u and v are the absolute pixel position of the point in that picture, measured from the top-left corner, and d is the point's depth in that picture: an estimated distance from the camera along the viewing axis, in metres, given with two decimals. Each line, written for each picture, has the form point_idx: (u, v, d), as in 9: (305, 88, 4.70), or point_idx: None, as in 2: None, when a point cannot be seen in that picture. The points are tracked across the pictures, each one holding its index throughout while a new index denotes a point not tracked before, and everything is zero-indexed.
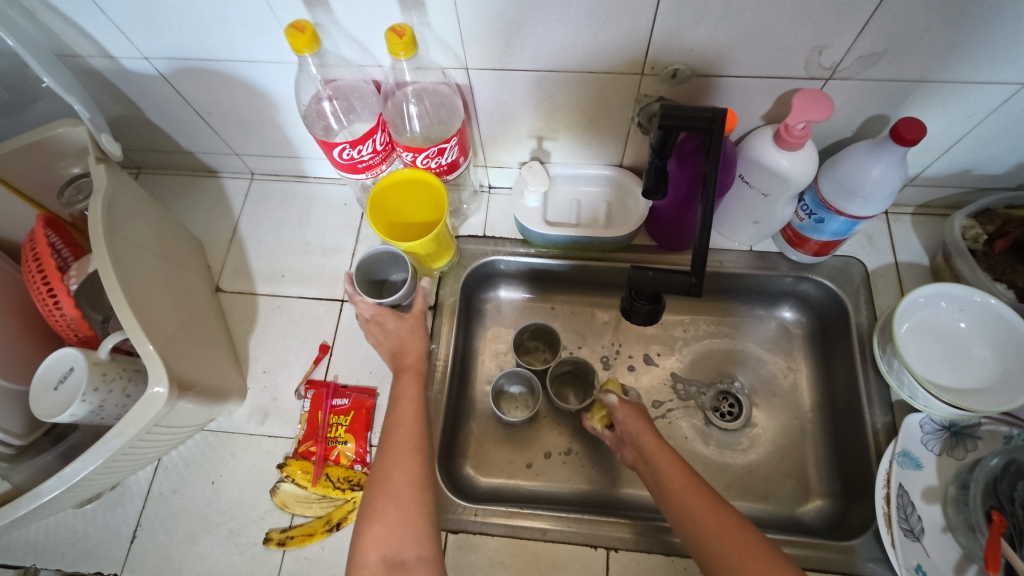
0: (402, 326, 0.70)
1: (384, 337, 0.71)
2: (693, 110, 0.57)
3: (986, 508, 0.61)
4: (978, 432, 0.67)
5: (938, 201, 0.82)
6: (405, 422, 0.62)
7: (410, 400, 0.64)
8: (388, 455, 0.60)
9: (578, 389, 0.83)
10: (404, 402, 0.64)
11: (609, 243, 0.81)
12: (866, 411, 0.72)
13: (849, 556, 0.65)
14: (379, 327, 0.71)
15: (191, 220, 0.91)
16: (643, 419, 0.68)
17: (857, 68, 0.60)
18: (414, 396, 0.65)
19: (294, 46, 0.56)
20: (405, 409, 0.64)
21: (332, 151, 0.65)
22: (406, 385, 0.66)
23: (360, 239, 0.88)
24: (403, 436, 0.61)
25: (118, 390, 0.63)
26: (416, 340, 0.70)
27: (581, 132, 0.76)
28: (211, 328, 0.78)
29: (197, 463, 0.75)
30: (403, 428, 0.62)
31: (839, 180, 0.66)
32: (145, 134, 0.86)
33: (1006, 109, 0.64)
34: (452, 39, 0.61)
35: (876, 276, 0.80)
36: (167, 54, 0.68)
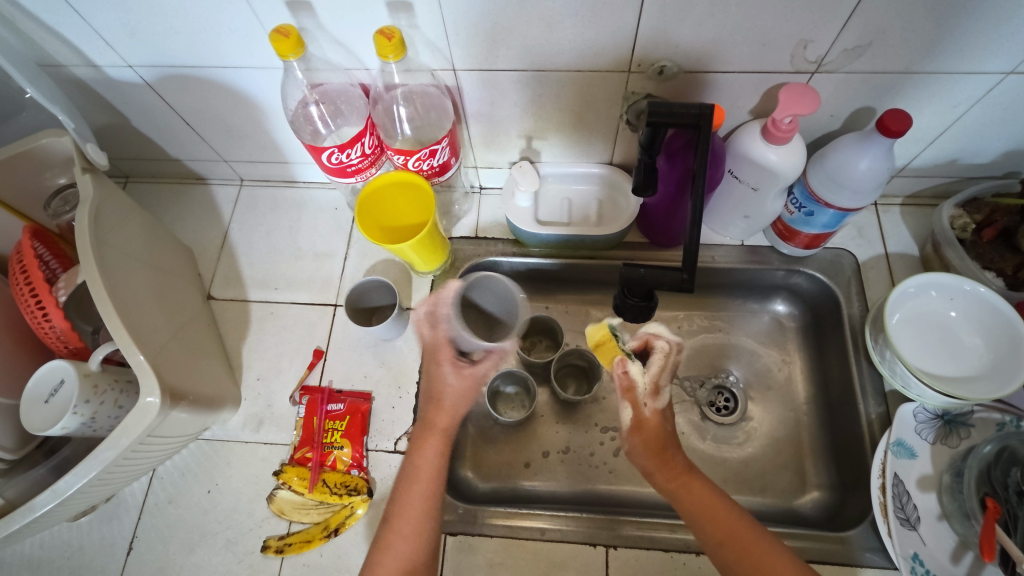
0: (457, 382, 0.68)
1: (436, 384, 0.69)
2: (681, 106, 0.57)
3: (981, 496, 0.61)
4: (971, 420, 0.68)
5: (926, 191, 0.82)
6: (412, 506, 0.61)
7: (424, 473, 0.63)
8: (386, 543, 0.59)
9: (580, 379, 0.83)
10: (415, 475, 0.63)
11: (601, 241, 0.81)
12: (860, 402, 0.73)
13: (846, 547, 0.65)
14: (442, 367, 0.69)
15: (180, 228, 0.91)
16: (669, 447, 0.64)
17: (842, 61, 0.60)
18: (432, 466, 0.63)
19: (279, 51, 0.55)
20: (415, 492, 0.62)
21: (321, 156, 0.65)
22: (420, 454, 0.64)
23: (351, 242, 0.87)
24: (404, 520, 0.60)
25: (110, 402, 0.63)
26: (462, 404, 0.68)
27: (570, 131, 0.76)
28: (203, 337, 0.78)
29: (193, 472, 0.74)
30: (410, 512, 0.60)
31: (828, 173, 0.66)
32: (132, 142, 0.86)
33: (991, 98, 0.64)
34: (439, 40, 0.61)
35: (866, 268, 0.81)
36: (152, 62, 0.68)
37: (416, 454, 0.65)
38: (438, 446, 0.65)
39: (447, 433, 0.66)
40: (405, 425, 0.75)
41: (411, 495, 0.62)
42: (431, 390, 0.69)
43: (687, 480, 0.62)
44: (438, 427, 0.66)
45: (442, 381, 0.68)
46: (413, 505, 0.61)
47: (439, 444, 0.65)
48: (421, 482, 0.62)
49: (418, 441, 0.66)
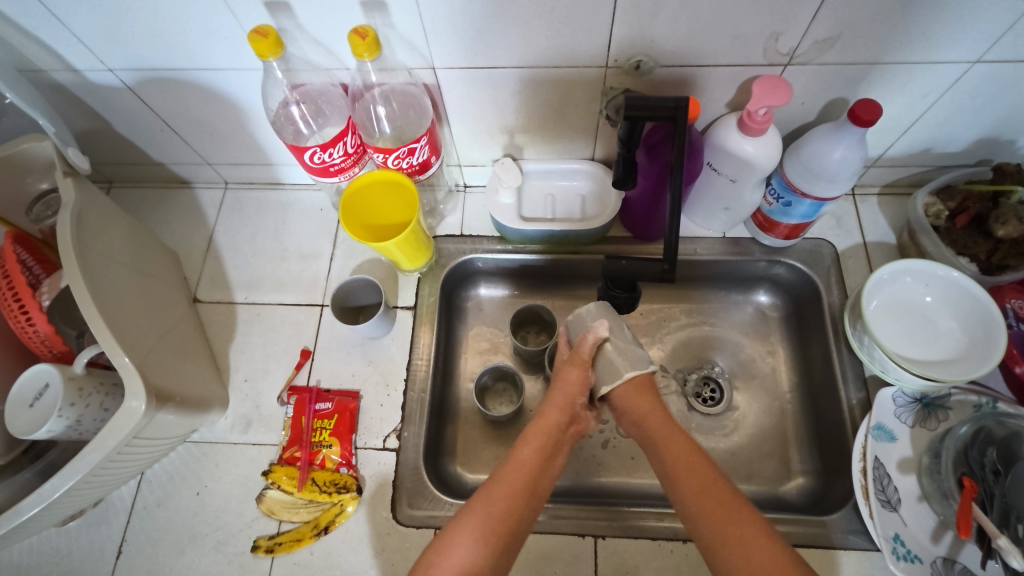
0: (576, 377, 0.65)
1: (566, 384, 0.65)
2: (656, 100, 0.58)
3: (958, 475, 0.63)
4: (948, 403, 0.69)
5: (902, 180, 0.84)
6: (522, 463, 0.59)
7: (538, 435, 0.61)
8: (485, 491, 0.57)
9: None
10: (516, 466, 0.58)
11: (585, 236, 0.82)
12: (841, 388, 0.74)
13: (829, 530, 0.67)
14: (574, 371, 0.66)
15: (165, 232, 0.91)
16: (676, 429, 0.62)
17: (814, 53, 0.62)
18: (546, 428, 0.62)
19: (258, 51, 0.56)
20: (523, 453, 0.60)
21: (303, 155, 0.66)
22: (529, 447, 0.60)
23: (337, 243, 0.88)
24: (511, 476, 0.58)
25: (96, 404, 0.63)
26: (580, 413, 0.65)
27: (552, 127, 0.77)
28: (190, 340, 0.78)
29: (182, 475, 0.74)
30: (517, 465, 0.58)
31: (804, 163, 0.68)
32: (114, 147, 0.86)
33: (959, 87, 0.66)
34: (417, 38, 0.62)
35: (846, 257, 0.82)
36: (132, 65, 0.68)
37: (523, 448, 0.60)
38: (548, 439, 0.61)
39: (562, 432, 0.63)
40: (393, 422, 0.75)
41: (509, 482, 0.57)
42: (557, 386, 0.66)
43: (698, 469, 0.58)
44: (551, 420, 0.63)
45: (566, 377, 0.66)
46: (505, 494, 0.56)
47: (546, 442, 0.61)
48: (518, 475, 0.58)
49: (528, 436, 0.61)
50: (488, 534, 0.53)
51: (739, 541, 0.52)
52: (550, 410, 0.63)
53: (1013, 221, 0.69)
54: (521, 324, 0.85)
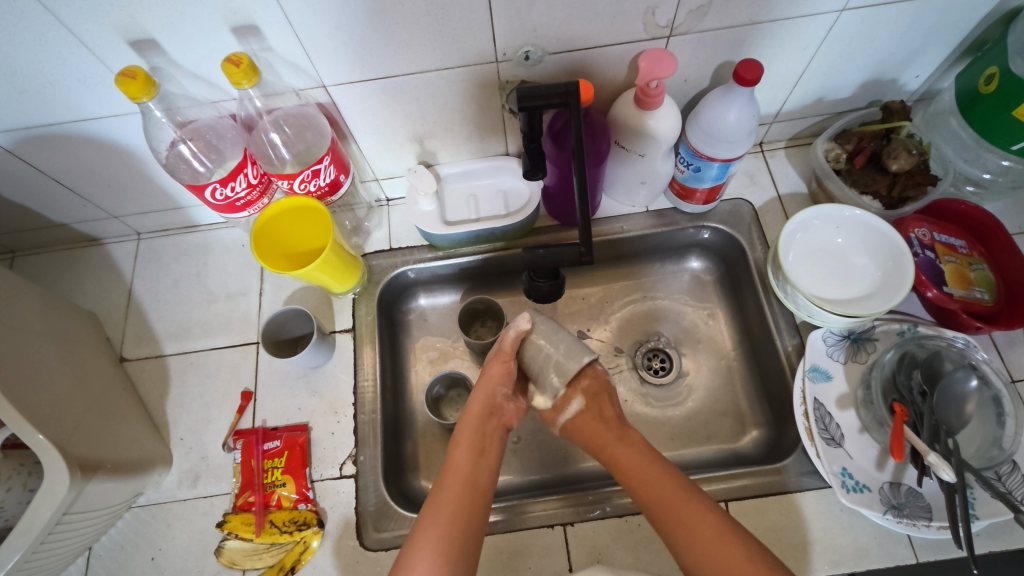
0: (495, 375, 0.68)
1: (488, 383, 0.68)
2: (547, 88, 0.59)
3: (890, 402, 0.66)
4: (874, 334, 0.73)
5: (805, 131, 0.87)
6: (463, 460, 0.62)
7: (471, 432, 0.65)
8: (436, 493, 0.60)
9: None
10: (457, 466, 0.62)
11: (512, 231, 0.82)
12: (777, 338, 0.77)
13: (785, 475, 0.69)
14: (498, 366, 0.69)
15: (80, 294, 0.86)
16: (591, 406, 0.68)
17: (692, 21, 0.63)
18: (477, 424, 0.66)
19: (129, 93, 0.54)
20: (462, 452, 0.63)
21: (204, 193, 0.64)
22: (464, 447, 0.64)
23: (264, 277, 0.85)
24: (455, 475, 0.61)
25: (18, 486, 0.60)
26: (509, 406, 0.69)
27: (459, 128, 0.76)
28: (121, 402, 0.74)
29: (132, 543, 0.71)
30: (460, 464, 0.62)
31: (703, 129, 0.69)
32: (7, 215, 0.81)
33: (835, 36, 0.69)
34: (300, 59, 0.60)
35: (763, 212, 0.85)
36: (4, 126, 0.65)
37: (458, 448, 0.64)
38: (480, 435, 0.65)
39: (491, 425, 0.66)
40: (347, 448, 0.74)
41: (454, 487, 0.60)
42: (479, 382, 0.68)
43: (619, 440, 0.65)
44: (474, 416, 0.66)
45: (491, 368, 0.68)
46: (452, 497, 0.59)
47: (481, 433, 0.65)
48: (460, 477, 0.61)
49: (461, 434, 0.65)
50: (447, 541, 0.56)
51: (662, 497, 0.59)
52: (476, 401, 0.67)
53: (904, 154, 0.73)
54: (472, 320, 0.84)
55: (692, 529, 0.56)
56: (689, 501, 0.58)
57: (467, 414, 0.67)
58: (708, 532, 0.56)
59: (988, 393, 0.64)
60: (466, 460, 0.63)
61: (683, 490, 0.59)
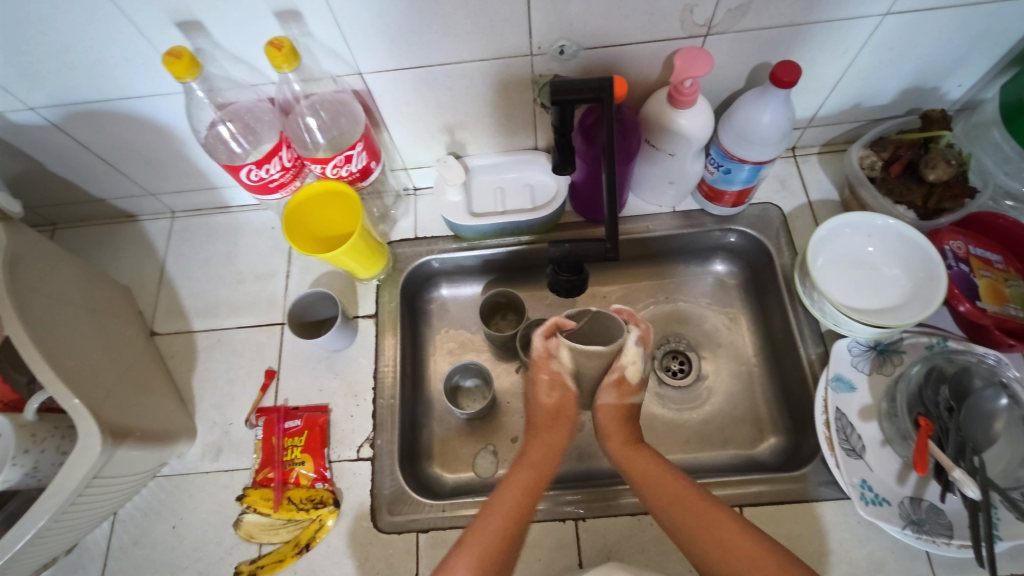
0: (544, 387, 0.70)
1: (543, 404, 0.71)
2: (580, 82, 0.59)
3: (914, 416, 0.64)
4: (901, 346, 0.71)
5: (839, 137, 0.86)
6: (494, 519, 0.59)
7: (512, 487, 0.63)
8: (465, 547, 0.58)
9: None
10: (498, 510, 0.61)
11: (537, 225, 0.82)
12: (800, 345, 0.76)
13: (801, 484, 0.68)
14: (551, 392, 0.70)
15: (115, 268, 0.89)
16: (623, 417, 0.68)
17: (730, 21, 0.63)
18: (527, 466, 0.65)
19: (174, 73, 0.55)
20: (490, 514, 0.60)
21: (239, 174, 0.65)
22: (491, 512, 0.60)
23: (291, 260, 0.87)
24: (485, 536, 0.58)
25: (51, 449, 0.61)
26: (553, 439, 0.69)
27: (489, 121, 0.77)
28: (150, 373, 0.77)
29: (155, 510, 0.73)
30: (488, 526, 0.59)
31: (736, 130, 0.69)
32: (51, 188, 0.84)
33: (876, 40, 0.67)
34: (338, 45, 0.61)
35: (792, 218, 0.84)
36: (53, 101, 0.67)
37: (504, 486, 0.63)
38: (536, 479, 0.64)
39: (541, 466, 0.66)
40: (366, 431, 0.75)
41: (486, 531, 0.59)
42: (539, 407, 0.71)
43: (644, 456, 0.64)
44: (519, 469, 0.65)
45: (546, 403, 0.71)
46: (480, 559, 0.56)
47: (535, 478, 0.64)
48: (491, 540, 0.58)
49: (510, 479, 0.64)
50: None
51: (729, 547, 0.55)
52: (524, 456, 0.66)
53: (942, 163, 0.71)
54: (494, 311, 0.86)
55: (732, 555, 0.54)
56: (754, 550, 0.54)
57: (519, 464, 0.66)
58: (722, 528, 0.56)
59: (1018, 412, 0.62)
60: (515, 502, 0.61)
61: (687, 488, 0.60)
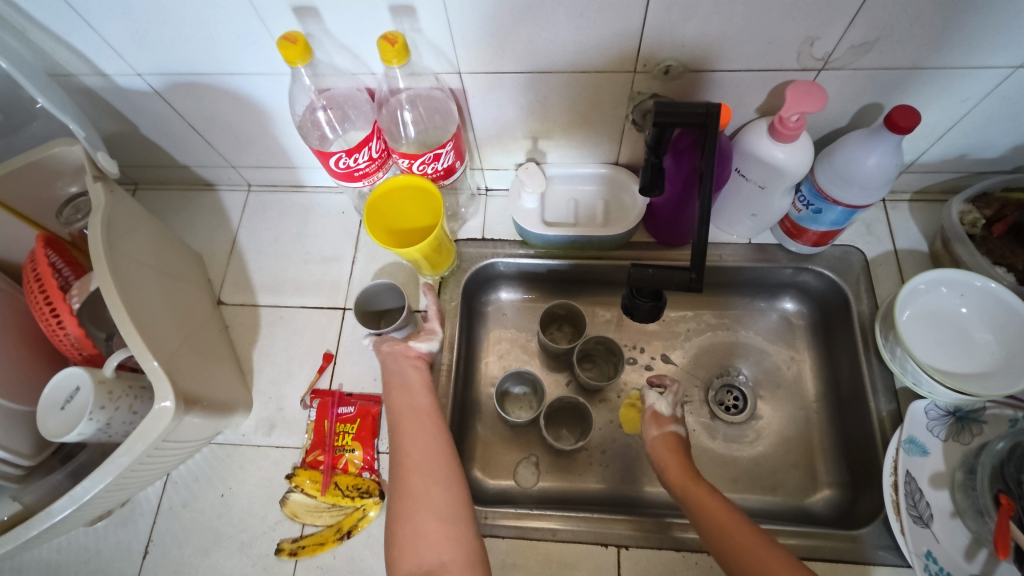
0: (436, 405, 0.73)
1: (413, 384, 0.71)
2: (687, 106, 0.57)
3: (994, 492, 0.61)
4: (983, 416, 0.68)
5: (935, 186, 0.82)
6: (412, 439, 0.65)
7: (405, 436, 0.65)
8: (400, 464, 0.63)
9: (608, 366, 0.83)
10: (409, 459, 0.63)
11: (608, 242, 0.81)
12: (871, 400, 0.73)
13: (859, 545, 0.65)
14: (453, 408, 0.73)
15: (190, 234, 0.91)
16: (676, 450, 0.69)
17: (850, 57, 0.60)
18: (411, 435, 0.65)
19: (287, 57, 0.56)
20: (407, 436, 0.65)
21: (329, 160, 0.66)
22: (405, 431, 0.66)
23: (359, 246, 0.88)
24: (409, 453, 0.64)
25: (125, 407, 0.63)
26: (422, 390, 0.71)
27: (575, 132, 0.76)
28: (214, 341, 0.78)
29: (207, 477, 0.75)
30: (406, 446, 0.65)
31: (836, 170, 0.66)
32: (140, 150, 0.86)
33: (1001, 92, 0.64)
34: (444, 43, 0.61)
35: (875, 265, 0.80)
36: (159, 69, 0.68)
37: (402, 438, 0.65)
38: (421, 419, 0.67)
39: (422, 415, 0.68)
40: None
41: (413, 493, 0.61)
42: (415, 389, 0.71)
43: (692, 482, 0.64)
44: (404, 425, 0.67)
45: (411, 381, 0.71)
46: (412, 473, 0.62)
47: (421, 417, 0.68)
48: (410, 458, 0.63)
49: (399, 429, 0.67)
50: (430, 536, 0.57)
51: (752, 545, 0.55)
52: (402, 411, 0.68)
53: None
54: (550, 321, 0.84)
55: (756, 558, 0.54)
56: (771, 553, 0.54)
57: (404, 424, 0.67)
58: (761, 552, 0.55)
59: None
60: (418, 454, 0.64)
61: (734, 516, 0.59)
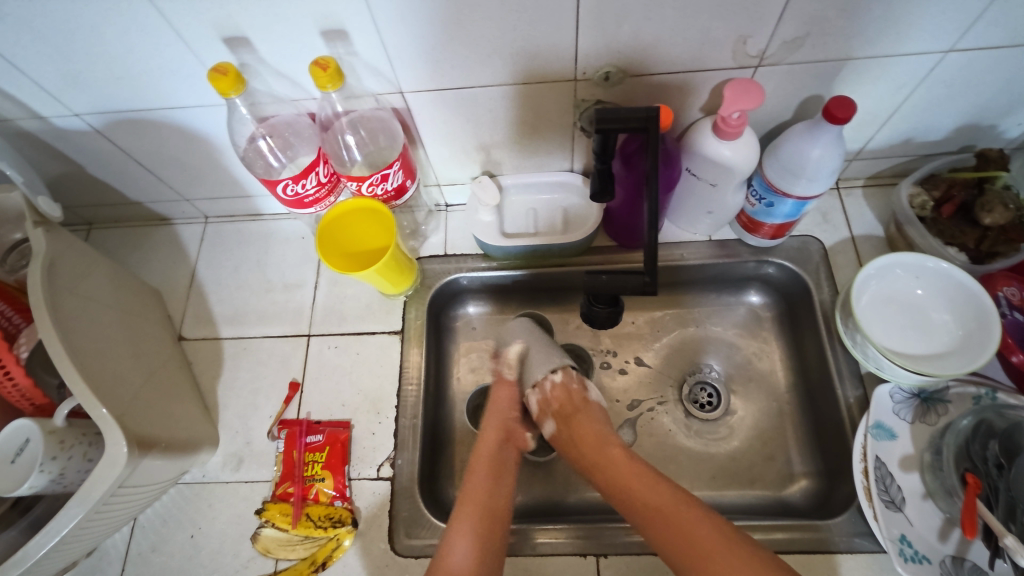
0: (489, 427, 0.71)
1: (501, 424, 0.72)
2: (627, 111, 0.57)
3: (961, 472, 0.62)
4: (947, 396, 0.68)
5: (886, 171, 0.83)
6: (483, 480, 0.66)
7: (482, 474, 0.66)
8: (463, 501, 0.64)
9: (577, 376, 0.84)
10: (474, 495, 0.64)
11: (569, 249, 0.81)
12: (838, 387, 0.73)
13: (834, 534, 0.66)
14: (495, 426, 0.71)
15: (147, 271, 0.90)
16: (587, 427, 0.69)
17: (784, 53, 0.61)
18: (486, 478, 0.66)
19: (219, 88, 0.55)
20: (478, 476, 0.66)
21: (276, 188, 0.65)
22: (481, 471, 0.67)
23: (320, 270, 0.87)
24: (474, 493, 0.65)
25: (79, 456, 0.61)
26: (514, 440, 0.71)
27: (526, 142, 0.76)
28: (176, 379, 0.77)
29: (176, 518, 0.73)
30: (476, 486, 0.65)
31: (783, 163, 0.67)
32: (90, 190, 0.85)
33: (936, 76, 0.65)
34: (382, 64, 0.61)
35: (834, 252, 0.81)
36: (97, 108, 0.67)
37: (473, 478, 0.66)
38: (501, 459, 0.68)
39: (503, 452, 0.69)
40: (387, 450, 0.74)
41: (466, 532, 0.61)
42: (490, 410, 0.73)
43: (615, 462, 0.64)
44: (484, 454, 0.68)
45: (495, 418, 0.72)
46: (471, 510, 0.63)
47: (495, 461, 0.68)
48: (476, 498, 0.64)
49: (478, 465, 0.67)
50: None
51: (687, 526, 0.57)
52: (483, 449, 0.69)
53: (999, 207, 0.68)
54: None
55: (698, 544, 0.55)
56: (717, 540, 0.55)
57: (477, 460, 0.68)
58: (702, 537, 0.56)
59: None
60: (483, 495, 0.65)
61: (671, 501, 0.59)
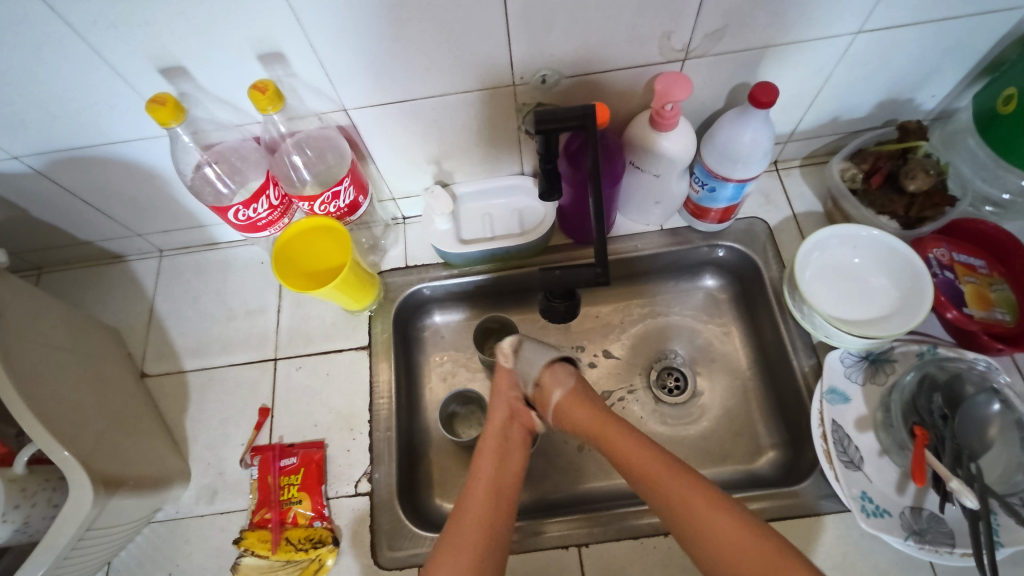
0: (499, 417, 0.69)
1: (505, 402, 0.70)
2: (564, 111, 0.59)
3: (910, 425, 0.65)
4: (893, 355, 0.72)
5: (820, 150, 0.87)
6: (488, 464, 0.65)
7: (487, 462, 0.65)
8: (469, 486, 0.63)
9: None
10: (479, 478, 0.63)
11: (526, 250, 0.83)
12: (793, 358, 0.76)
13: (802, 498, 0.68)
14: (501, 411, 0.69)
15: (104, 311, 0.88)
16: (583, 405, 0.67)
17: (707, 45, 0.64)
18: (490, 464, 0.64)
19: (159, 119, 0.56)
20: (484, 462, 0.65)
21: (227, 215, 0.66)
22: (486, 455, 0.65)
23: (282, 294, 0.87)
24: (479, 478, 0.63)
25: (42, 502, 0.61)
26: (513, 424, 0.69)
27: (475, 149, 0.78)
28: (141, 417, 0.75)
29: (151, 558, 0.71)
30: (482, 471, 0.64)
31: (719, 149, 0.70)
32: (36, 233, 0.83)
33: (850, 57, 0.69)
34: (323, 84, 0.62)
35: (779, 231, 0.85)
36: (36, 149, 0.67)
37: (478, 461, 0.65)
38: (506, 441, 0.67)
39: (508, 429, 0.68)
40: (363, 465, 0.74)
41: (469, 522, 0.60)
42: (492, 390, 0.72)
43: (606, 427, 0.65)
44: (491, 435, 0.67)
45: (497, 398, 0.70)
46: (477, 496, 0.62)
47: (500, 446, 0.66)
48: (483, 483, 0.63)
49: (483, 450, 0.66)
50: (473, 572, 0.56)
51: (675, 490, 0.58)
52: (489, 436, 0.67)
53: (921, 174, 0.73)
54: (486, 336, 0.85)
55: (686, 506, 0.56)
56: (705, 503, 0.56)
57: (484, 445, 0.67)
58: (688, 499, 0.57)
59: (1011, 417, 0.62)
60: (488, 477, 0.63)
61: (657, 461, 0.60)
